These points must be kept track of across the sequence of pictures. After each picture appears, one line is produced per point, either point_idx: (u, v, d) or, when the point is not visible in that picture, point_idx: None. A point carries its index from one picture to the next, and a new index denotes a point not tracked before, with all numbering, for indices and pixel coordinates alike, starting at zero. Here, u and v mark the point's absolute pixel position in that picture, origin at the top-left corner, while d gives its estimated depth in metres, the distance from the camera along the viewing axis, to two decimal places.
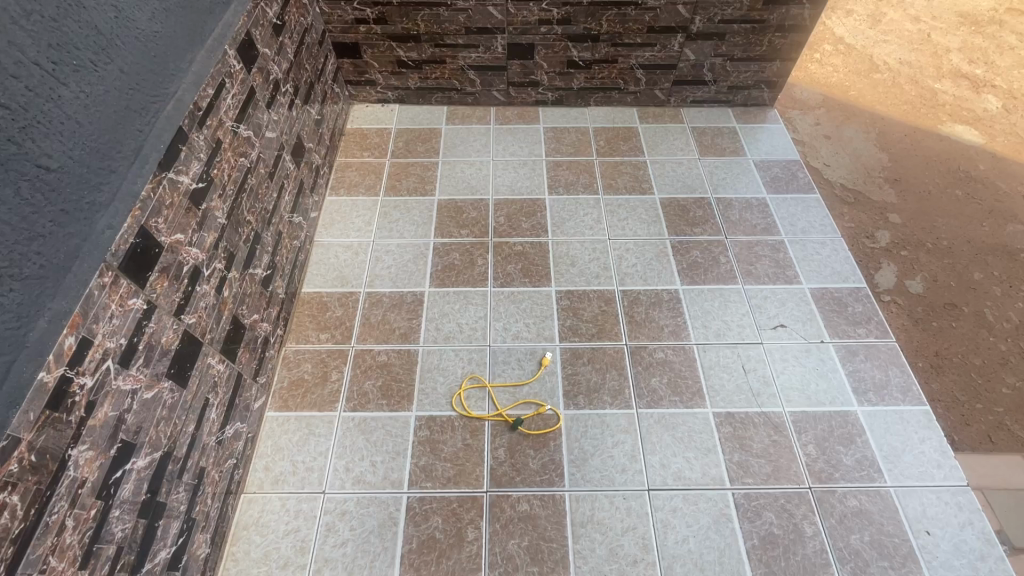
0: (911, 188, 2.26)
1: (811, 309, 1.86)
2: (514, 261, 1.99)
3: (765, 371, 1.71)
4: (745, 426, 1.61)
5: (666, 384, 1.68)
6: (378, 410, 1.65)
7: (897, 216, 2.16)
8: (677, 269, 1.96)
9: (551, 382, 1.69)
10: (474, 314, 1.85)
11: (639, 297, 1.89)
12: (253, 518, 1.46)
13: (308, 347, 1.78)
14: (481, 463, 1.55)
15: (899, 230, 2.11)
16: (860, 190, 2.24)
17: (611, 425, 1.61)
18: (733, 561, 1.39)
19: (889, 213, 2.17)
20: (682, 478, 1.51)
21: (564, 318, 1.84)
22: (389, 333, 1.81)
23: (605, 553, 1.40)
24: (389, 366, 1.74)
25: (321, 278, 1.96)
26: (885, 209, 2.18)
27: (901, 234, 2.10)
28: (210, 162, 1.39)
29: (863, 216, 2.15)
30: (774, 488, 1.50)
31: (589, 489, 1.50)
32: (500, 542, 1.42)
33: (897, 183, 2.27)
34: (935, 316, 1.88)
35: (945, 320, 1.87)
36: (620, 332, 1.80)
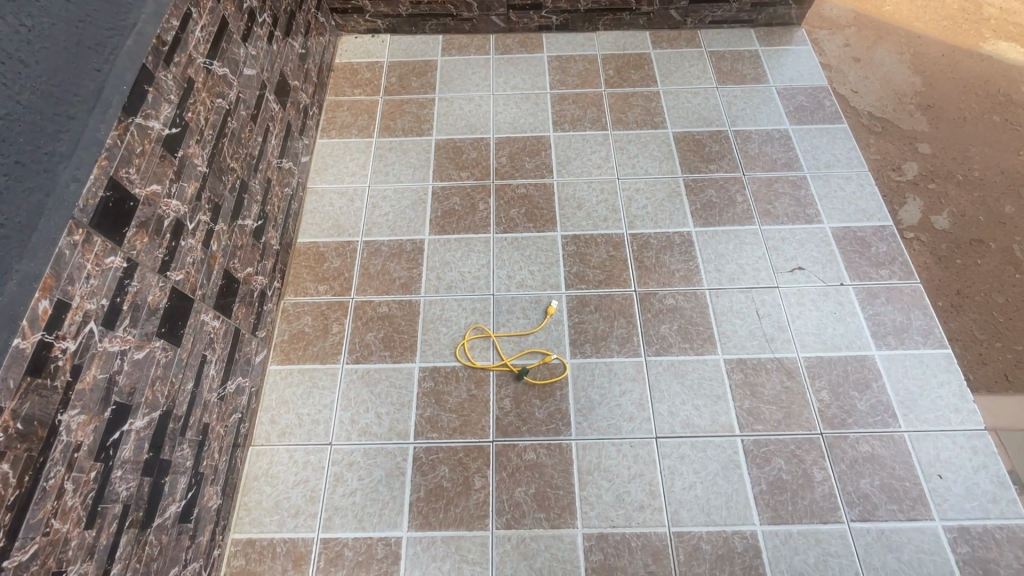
0: (944, 115, 2.07)
1: (831, 250, 1.76)
2: (517, 204, 1.89)
3: (781, 316, 1.64)
4: (758, 372, 1.56)
5: (675, 331, 1.63)
6: (381, 362, 1.62)
7: (926, 146, 2.00)
8: (691, 211, 1.85)
9: (557, 331, 1.64)
10: (476, 262, 1.78)
11: (650, 240, 1.80)
12: (262, 469, 1.47)
13: (307, 299, 1.74)
14: (486, 413, 1.53)
15: (928, 162, 1.96)
16: (889, 118, 2.07)
17: (618, 373, 1.57)
18: (740, 506, 1.38)
19: (918, 143, 2.01)
20: (691, 426, 1.49)
21: (570, 263, 1.76)
22: (390, 283, 1.76)
23: (611, 499, 1.40)
24: (390, 317, 1.69)
25: (316, 227, 1.88)
26: (914, 138, 2.02)
27: (929, 165, 1.95)
28: (183, 105, 1.27)
29: (890, 146, 2.00)
30: (785, 435, 1.47)
31: (595, 438, 1.48)
32: (507, 489, 1.42)
33: (930, 109, 2.09)
34: (959, 253, 1.77)
35: (970, 257, 1.77)
36: (629, 277, 1.73)
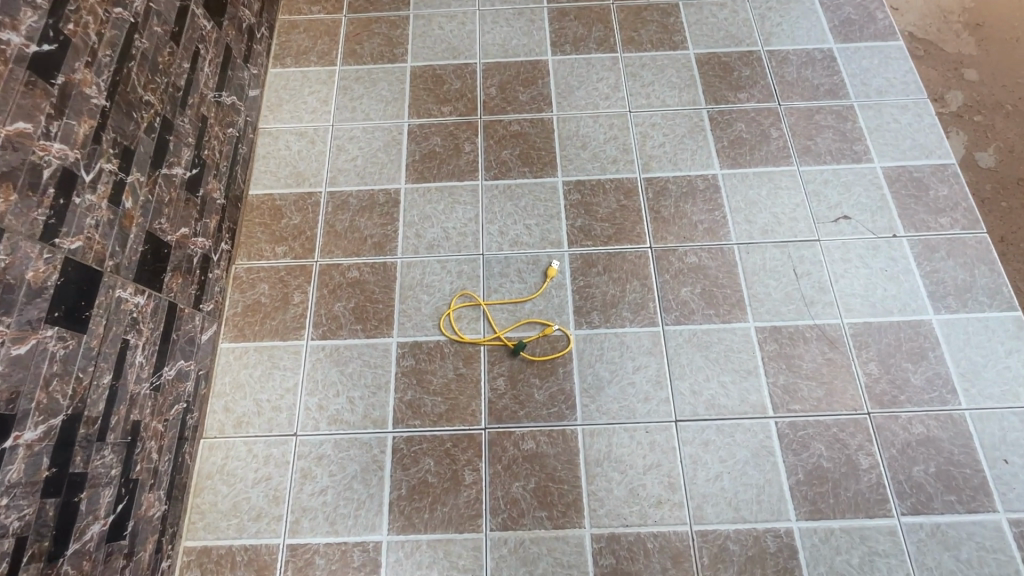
0: (998, 32, 1.72)
1: (882, 195, 1.48)
2: (509, 145, 1.59)
3: (822, 276, 1.39)
4: (795, 342, 1.33)
5: (699, 295, 1.38)
6: (352, 337, 1.38)
7: (974, 71, 1.66)
8: (716, 149, 1.55)
9: (559, 297, 1.39)
10: (462, 216, 1.50)
11: (668, 185, 1.51)
12: (216, 466, 1.26)
13: (263, 263, 1.47)
14: (477, 396, 1.30)
15: (975, 89, 1.64)
16: (931, 38, 1.71)
17: (631, 347, 1.33)
18: (773, 499, 1.19)
19: (965, 67, 1.67)
20: (716, 407, 1.27)
21: (574, 216, 1.49)
22: (360, 243, 1.48)
23: (623, 494, 1.21)
24: (362, 283, 1.43)
25: (271, 177, 1.58)
26: (960, 63, 1.68)
27: (976, 93, 1.63)
28: (55, 13, 0.95)
29: (931, 72, 1.66)
30: (826, 416, 1.26)
31: (605, 423, 1.27)
32: (502, 484, 1.22)
33: (981, 26, 1.73)
34: (1005, 195, 1.49)
35: (1017, 199, 1.49)
36: (644, 231, 1.46)
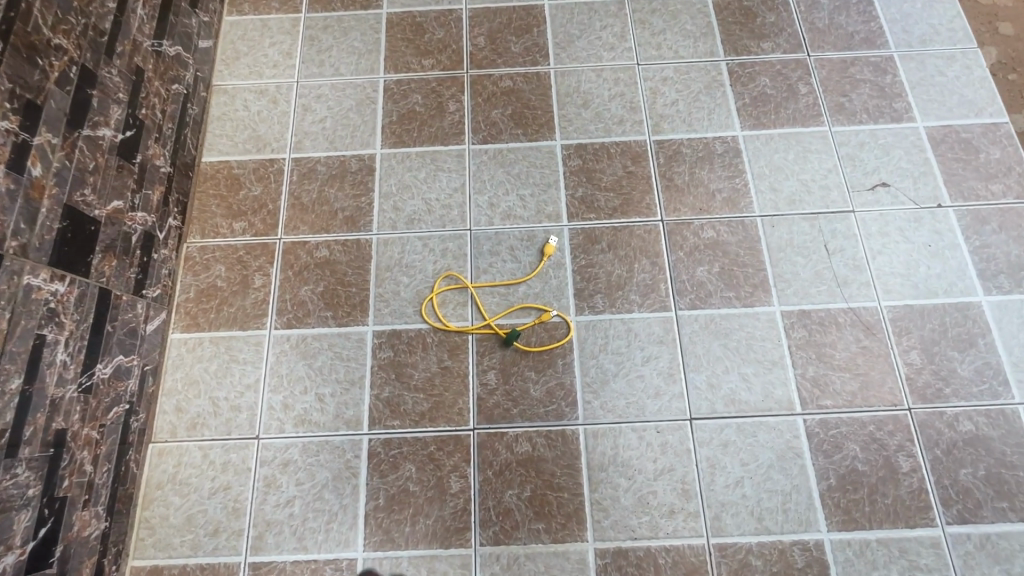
0: None
1: (926, 159, 1.30)
2: (500, 103, 1.38)
3: (858, 252, 1.22)
4: (826, 328, 1.17)
5: (717, 275, 1.21)
6: (322, 326, 1.21)
7: (1009, 24, 1.45)
8: (737, 107, 1.36)
9: (557, 278, 1.22)
10: (447, 186, 1.32)
11: (682, 149, 1.32)
12: (167, 475, 1.11)
13: (218, 241, 1.28)
14: (464, 393, 1.14)
15: (1011, 45, 1.42)
16: None
17: (640, 335, 1.17)
18: (801, 508, 1.05)
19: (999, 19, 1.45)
20: (737, 403, 1.12)
21: (574, 185, 1.30)
22: (330, 218, 1.30)
23: (631, 504, 1.06)
24: (332, 264, 1.25)
25: (227, 142, 1.38)
26: (993, 14, 1.46)
27: (1011, 49, 1.42)
28: None
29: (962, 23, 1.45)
30: (861, 413, 1.10)
31: (610, 422, 1.11)
32: (494, 493, 1.08)
33: None
34: None
35: None
36: (654, 202, 1.28)
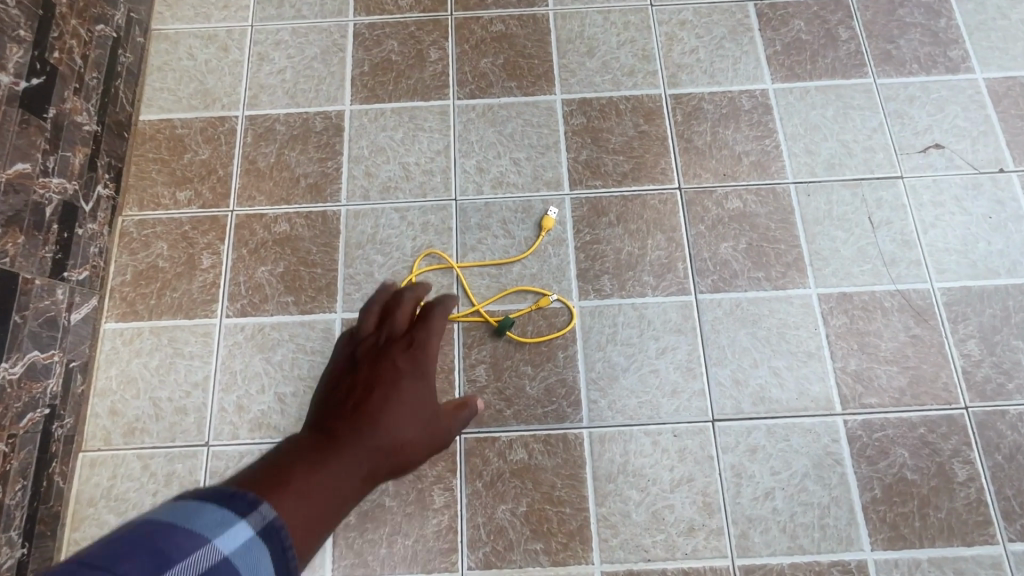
0: None
1: (986, 116, 1.12)
2: (490, 51, 1.18)
3: (907, 225, 1.05)
4: (870, 314, 1.00)
5: (743, 252, 1.04)
6: (282, 313, 1.03)
7: None
8: (767, 56, 1.16)
9: (558, 257, 1.04)
10: (428, 148, 1.12)
11: (703, 104, 1.13)
12: (100, 490, 0.94)
13: (159, 214, 1.09)
14: (449, 391, 0.97)
15: None
16: None
17: (654, 323, 1.00)
18: (841, 523, 0.91)
19: None
20: (767, 402, 0.96)
21: (577, 147, 1.11)
22: (291, 186, 1.10)
23: (644, 519, 0.91)
24: (294, 240, 1.07)
25: (169, 96, 1.17)
26: None
27: None
28: None
29: None
30: (910, 412, 0.95)
31: (619, 425, 0.95)
32: (484, 509, 0.92)
33: None
34: None
35: None
36: (670, 167, 1.09)
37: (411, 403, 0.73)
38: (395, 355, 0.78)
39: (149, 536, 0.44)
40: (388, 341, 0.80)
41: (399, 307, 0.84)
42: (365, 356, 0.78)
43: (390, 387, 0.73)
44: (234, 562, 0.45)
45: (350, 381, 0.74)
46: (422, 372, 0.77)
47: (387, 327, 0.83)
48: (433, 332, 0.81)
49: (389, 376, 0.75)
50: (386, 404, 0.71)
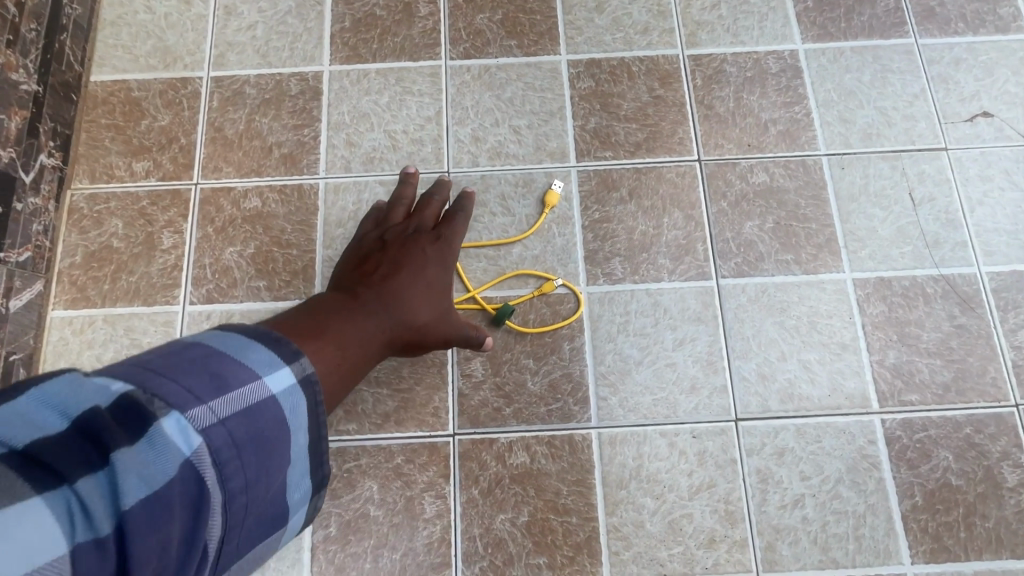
0: None
1: None
2: (486, 5, 1.05)
3: (951, 202, 0.94)
4: (911, 301, 0.90)
5: (770, 232, 0.93)
6: (253, 300, 0.91)
7: None
8: (796, 12, 1.04)
9: (563, 236, 0.93)
10: (417, 114, 1.00)
11: (725, 67, 1.01)
12: None
13: (113, 187, 0.97)
14: (441, 387, 0.87)
15: None
16: None
17: (671, 311, 0.90)
18: (878, 534, 0.82)
19: None
20: (796, 400, 0.86)
21: (584, 114, 0.99)
22: (263, 157, 0.98)
23: (660, 530, 0.82)
24: (266, 218, 0.95)
25: (123, 54, 1.04)
26: None
27: None
28: None
29: None
30: (955, 411, 0.86)
31: (631, 425, 0.85)
32: (481, 519, 0.82)
33: None
34: None
35: None
36: (688, 136, 0.98)
37: (428, 293, 0.79)
38: (421, 246, 0.82)
39: (209, 360, 0.53)
40: (414, 231, 0.84)
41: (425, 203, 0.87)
42: (391, 241, 0.83)
43: (411, 273, 0.79)
44: (279, 402, 0.55)
45: (378, 258, 0.81)
46: (443, 265, 0.82)
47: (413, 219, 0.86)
48: (456, 233, 0.85)
49: (415, 263, 0.80)
50: (410, 287, 0.78)
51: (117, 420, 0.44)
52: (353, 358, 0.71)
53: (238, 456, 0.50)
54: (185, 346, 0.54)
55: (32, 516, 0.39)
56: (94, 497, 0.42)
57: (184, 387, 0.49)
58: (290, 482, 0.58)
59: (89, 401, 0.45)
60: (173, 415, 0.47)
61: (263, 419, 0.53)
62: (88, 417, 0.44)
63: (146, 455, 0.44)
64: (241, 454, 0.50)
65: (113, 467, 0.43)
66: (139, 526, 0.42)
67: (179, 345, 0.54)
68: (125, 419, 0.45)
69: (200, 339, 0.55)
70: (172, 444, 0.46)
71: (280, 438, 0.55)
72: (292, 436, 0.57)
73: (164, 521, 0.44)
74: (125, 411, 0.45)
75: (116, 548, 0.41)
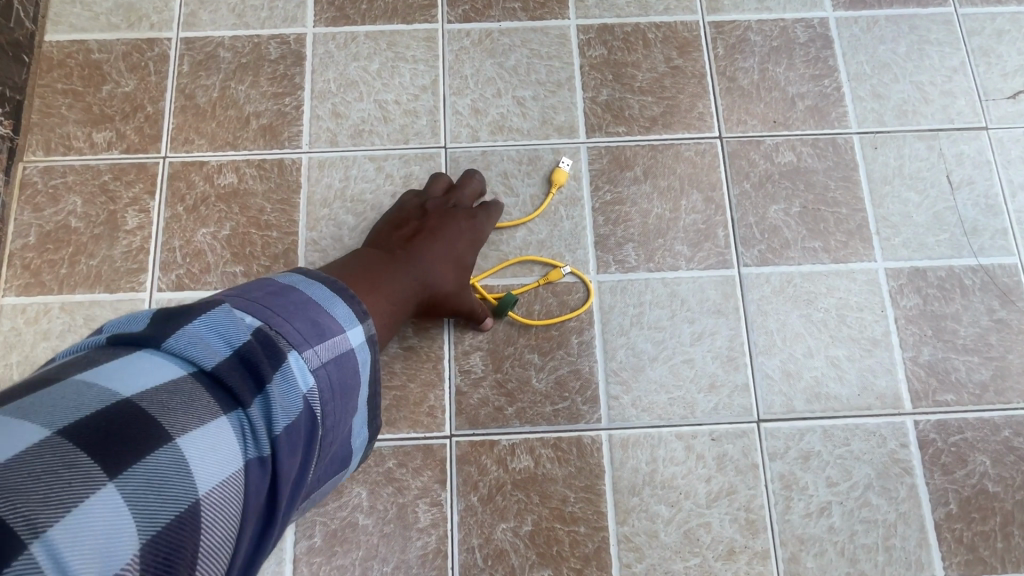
0: None
1: None
2: None
3: (991, 186, 0.87)
4: (947, 293, 0.83)
5: (797, 217, 0.85)
6: (228, 287, 0.82)
7: None
8: None
9: (572, 219, 0.85)
10: (411, 82, 0.91)
11: (749, 35, 0.92)
12: None
13: (69, 159, 0.87)
14: (437, 384, 0.79)
15: None
16: None
17: (688, 302, 0.82)
18: (910, 544, 0.75)
19: None
20: (823, 399, 0.79)
21: (595, 84, 0.90)
22: (239, 128, 0.88)
23: (675, 541, 0.75)
24: (243, 196, 0.86)
25: (82, 10, 0.93)
26: None
27: None
28: None
29: None
30: (993, 412, 0.79)
31: (645, 427, 0.78)
32: (480, 528, 0.75)
33: None
34: None
35: None
36: (708, 111, 0.89)
37: (463, 262, 0.75)
38: (458, 220, 0.77)
39: (314, 308, 0.55)
40: (451, 204, 0.79)
41: (464, 182, 0.82)
42: (432, 206, 0.78)
43: (451, 241, 0.75)
44: (375, 353, 0.59)
45: (417, 224, 0.76)
46: (476, 245, 0.78)
47: (450, 194, 0.80)
48: (489, 216, 0.80)
49: (453, 237, 0.75)
50: (443, 261, 0.73)
51: (262, 354, 0.47)
52: (389, 319, 0.67)
53: (338, 399, 0.52)
54: (287, 291, 0.55)
55: (213, 433, 0.42)
56: (255, 422, 0.45)
57: (295, 329, 0.51)
58: (370, 424, 0.62)
59: (236, 333, 0.47)
60: (293, 354, 0.49)
61: (358, 366, 0.56)
62: (237, 351, 0.46)
63: (285, 386, 0.47)
64: (343, 395, 0.53)
65: (264, 394, 0.46)
66: (290, 447, 0.46)
67: (276, 289, 0.55)
68: (266, 353, 0.48)
69: (292, 285, 0.56)
70: (301, 379, 0.49)
71: (366, 384, 0.58)
72: (372, 381, 0.59)
73: (302, 447, 0.48)
74: (262, 348, 0.48)
75: (272, 467, 0.45)
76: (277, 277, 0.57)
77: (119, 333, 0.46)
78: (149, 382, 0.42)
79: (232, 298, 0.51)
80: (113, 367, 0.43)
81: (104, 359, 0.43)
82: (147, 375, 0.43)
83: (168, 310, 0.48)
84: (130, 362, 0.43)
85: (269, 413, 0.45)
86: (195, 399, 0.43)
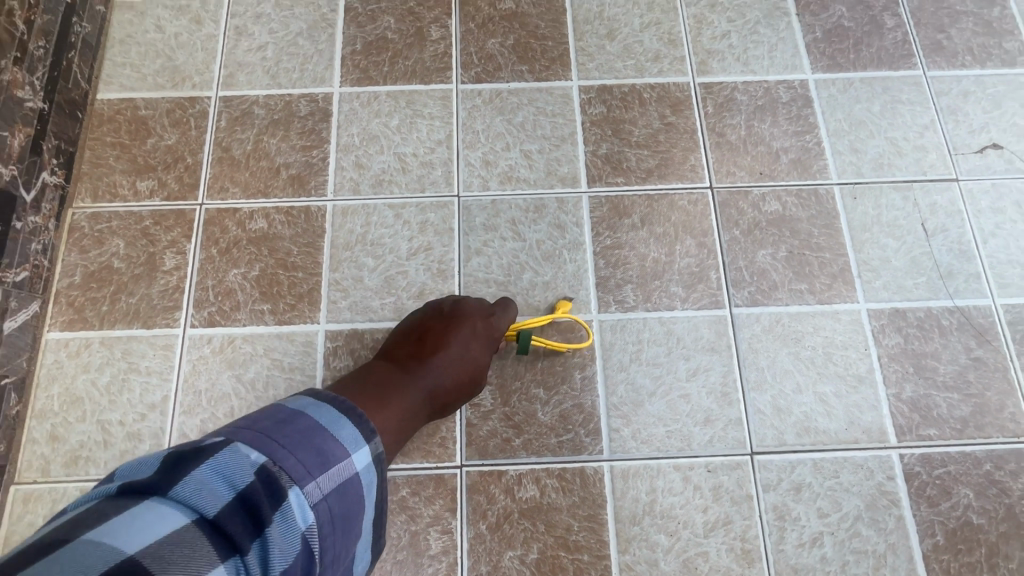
0: None
1: None
2: (498, 30, 1.05)
3: (963, 233, 0.94)
4: (927, 333, 0.89)
5: (784, 261, 0.92)
6: (256, 324, 0.89)
7: None
8: (806, 43, 1.05)
9: (576, 262, 0.92)
10: (428, 136, 0.99)
11: (736, 95, 1.02)
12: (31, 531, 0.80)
13: (114, 206, 0.95)
14: (449, 417, 0.84)
15: None
16: None
17: (684, 340, 0.88)
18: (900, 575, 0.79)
19: None
20: (813, 434, 0.84)
21: (595, 138, 0.99)
22: (270, 177, 0.97)
23: (674, 569, 0.79)
24: (272, 240, 0.93)
25: (132, 72, 1.03)
26: None
27: None
28: None
29: None
30: (974, 447, 0.84)
31: (644, 459, 0.83)
32: (488, 556, 0.79)
33: None
34: None
35: None
36: (699, 164, 0.97)
37: (476, 366, 0.79)
38: (476, 328, 0.81)
39: (319, 437, 0.57)
40: (471, 307, 0.83)
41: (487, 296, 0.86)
42: (452, 309, 0.83)
43: (466, 349, 0.79)
44: (374, 478, 0.61)
45: (436, 331, 0.80)
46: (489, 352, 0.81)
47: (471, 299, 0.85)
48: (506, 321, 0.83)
49: (468, 347, 0.79)
50: (453, 372, 0.78)
51: (262, 494, 0.49)
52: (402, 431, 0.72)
53: (334, 531, 0.54)
54: (292, 419, 0.58)
55: None
56: (252, 568, 0.46)
57: (298, 461, 0.54)
58: (369, 546, 0.63)
59: (239, 474, 0.50)
60: (294, 489, 0.52)
61: (356, 493, 0.58)
62: (240, 493, 0.48)
63: (283, 525, 0.49)
64: (340, 525, 0.55)
65: (261, 539, 0.47)
66: None
67: (284, 417, 0.58)
68: (267, 491, 0.50)
69: (300, 411, 0.60)
70: (299, 516, 0.51)
71: (365, 509, 0.60)
72: (371, 504, 0.61)
73: None
74: (263, 489, 0.50)
75: None
76: (285, 404, 0.61)
77: (128, 480, 0.48)
78: (158, 532, 0.44)
79: (240, 433, 0.54)
80: (122, 521, 0.44)
81: (112, 511, 0.45)
82: (154, 526, 0.44)
83: (178, 454, 0.50)
84: (137, 512, 0.45)
85: (266, 557, 0.47)
86: (196, 548, 0.44)
